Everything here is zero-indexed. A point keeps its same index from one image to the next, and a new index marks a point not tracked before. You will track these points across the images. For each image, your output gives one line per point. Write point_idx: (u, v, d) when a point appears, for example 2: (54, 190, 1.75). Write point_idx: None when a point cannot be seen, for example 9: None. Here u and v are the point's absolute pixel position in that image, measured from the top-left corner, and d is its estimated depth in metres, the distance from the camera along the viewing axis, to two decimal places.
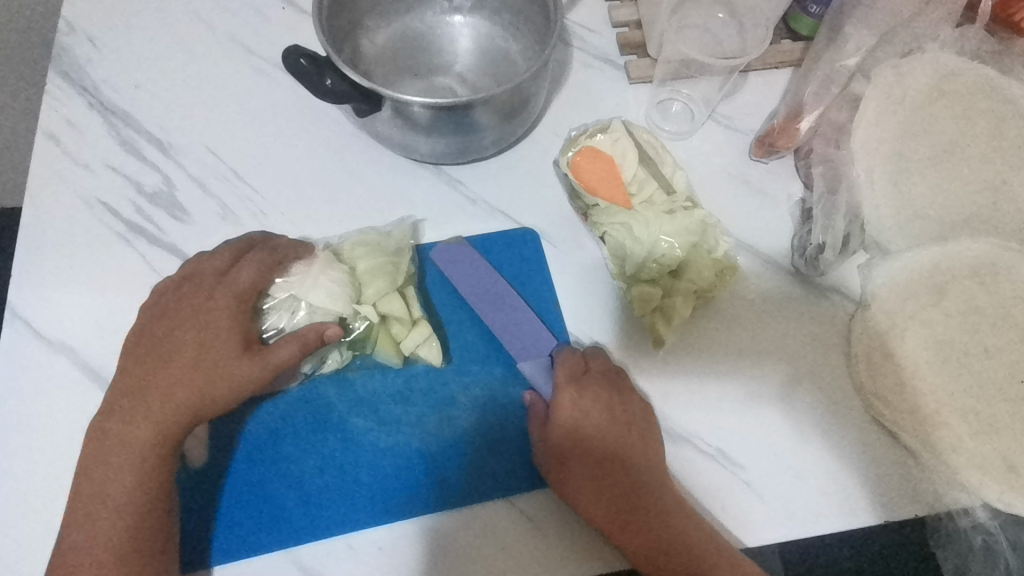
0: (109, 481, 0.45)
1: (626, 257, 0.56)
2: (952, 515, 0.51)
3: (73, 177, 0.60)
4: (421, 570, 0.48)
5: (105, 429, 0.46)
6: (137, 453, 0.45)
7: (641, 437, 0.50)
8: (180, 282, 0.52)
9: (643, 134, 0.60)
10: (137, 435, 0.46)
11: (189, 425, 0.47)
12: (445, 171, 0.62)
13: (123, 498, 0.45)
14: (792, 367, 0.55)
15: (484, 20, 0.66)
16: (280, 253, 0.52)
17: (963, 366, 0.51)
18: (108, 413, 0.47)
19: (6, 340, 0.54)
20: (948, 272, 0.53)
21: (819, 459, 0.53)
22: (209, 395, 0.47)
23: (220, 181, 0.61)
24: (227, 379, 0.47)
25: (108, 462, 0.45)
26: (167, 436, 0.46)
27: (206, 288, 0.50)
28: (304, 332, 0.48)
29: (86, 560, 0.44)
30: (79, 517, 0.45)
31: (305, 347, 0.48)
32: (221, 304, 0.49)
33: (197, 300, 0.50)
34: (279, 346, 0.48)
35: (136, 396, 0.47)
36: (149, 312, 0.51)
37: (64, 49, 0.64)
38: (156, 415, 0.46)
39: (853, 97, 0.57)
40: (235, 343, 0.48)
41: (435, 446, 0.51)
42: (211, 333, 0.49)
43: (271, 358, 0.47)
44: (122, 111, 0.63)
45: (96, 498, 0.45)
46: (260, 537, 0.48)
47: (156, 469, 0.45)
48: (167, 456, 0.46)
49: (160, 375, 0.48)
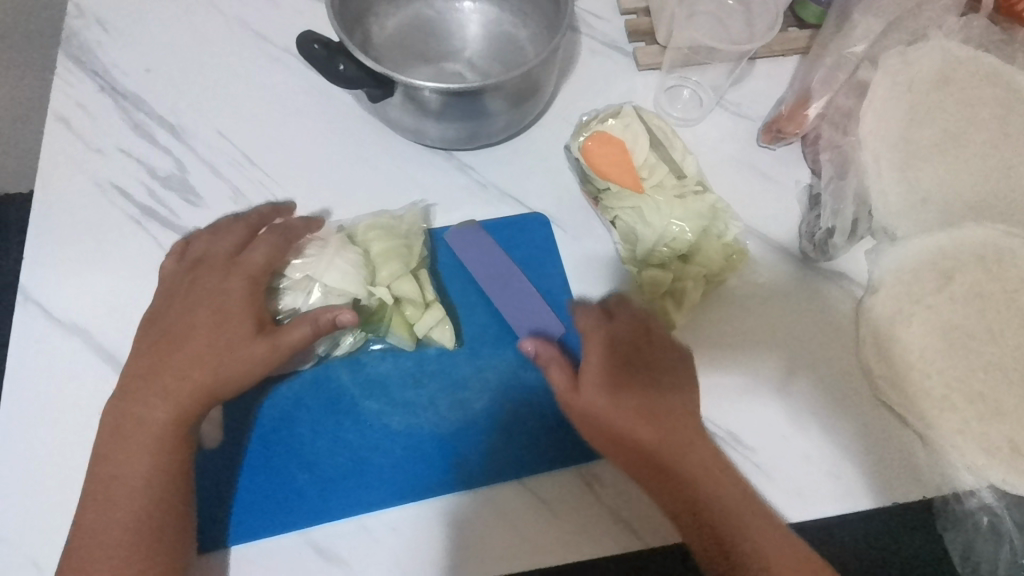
0: (127, 462, 0.45)
1: (637, 240, 0.57)
2: (958, 497, 0.52)
3: (86, 160, 0.60)
4: (437, 549, 0.48)
5: (123, 410, 0.47)
6: (154, 433, 0.45)
7: (661, 388, 0.50)
8: (192, 265, 0.52)
9: (653, 119, 0.61)
10: (154, 416, 0.46)
11: (207, 405, 0.47)
12: (455, 156, 0.62)
13: (141, 478, 0.45)
14: (801, 350, 0.56)
15: (494, 6, 0.66)
16: (294, 234, 0.53)
17: (968, 350, 0.52)
18: (125, 394, 0.47)
19: (20, 320, 0.54)
20: (959, 256, 0.54)
21: (826, 442, 0.53)
22: (227, 375, 0.47)
23: (231, 165, 0.61)
24: (244, 360, 0.47)
25: (126, 443, 0.45)
26: (186, 416, 0.46)
27: (220, 269, 0.51)
28: (316, 315, 0.48)
29: (106, 541, 0.44)
30: (97, 498, 0.45)
31: (316, 329, 0.48)
32: (235, 285, 0.50)
33: (212, 281, 0.50)
34: (291, 327, 0.48)
35: (151, 377, 0.47)
36: (164, 294, 0.51)
37: (73, 32, 0.64)
38: (173, 396, 0.46)
39: (859, 84, 0.58)
40: (250, 323, 0.48)
41: (447, 428, 0.51)
42: (224, 313, 0.49)
43: (284, 339, 0.48)
44: (133, 95, 0.63)
45: (113, 479, 0.45)
46: (274, 517, 0.48)
47: (175, 449, 0.46)
48: (184, 437, 0.46)
49: (175, 355, 0.48)
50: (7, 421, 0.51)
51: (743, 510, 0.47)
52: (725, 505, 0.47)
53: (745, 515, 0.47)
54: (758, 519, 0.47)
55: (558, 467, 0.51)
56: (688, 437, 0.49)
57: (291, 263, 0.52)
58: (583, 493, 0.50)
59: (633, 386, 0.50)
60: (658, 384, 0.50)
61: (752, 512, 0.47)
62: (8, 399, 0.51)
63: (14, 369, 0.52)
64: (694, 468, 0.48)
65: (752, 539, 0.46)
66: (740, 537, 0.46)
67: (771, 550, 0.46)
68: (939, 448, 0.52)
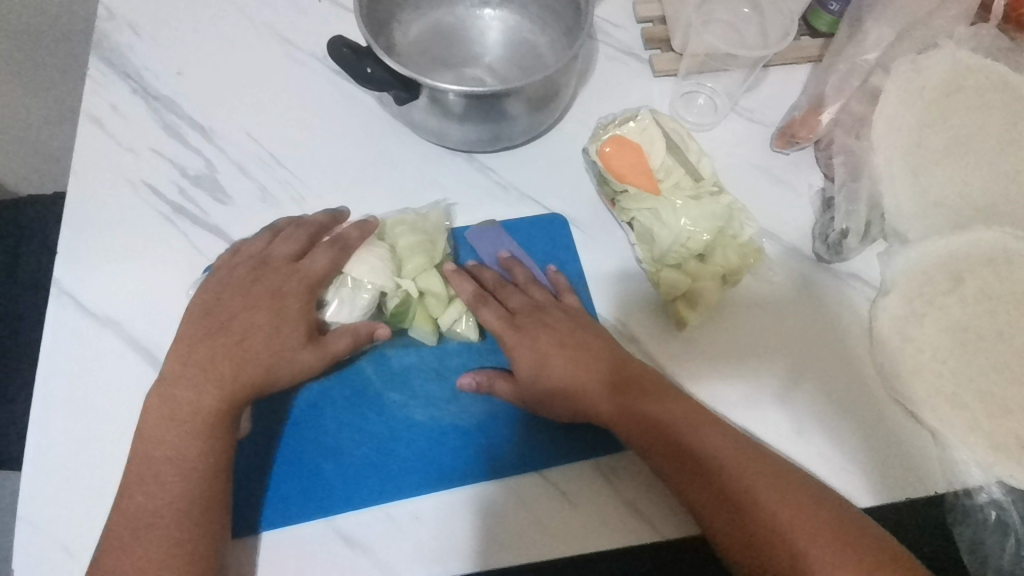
0: (176, 444, 0.47)
1: (654, 240, 0.58)
2: (969, 493, 0.52)
3: (118, 160, 0.62)
4: (461, 540, 0.49)
5: (173, 393, 0.48)
6: (203, 419, 0.47)
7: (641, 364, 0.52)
8: (254, 263, 0.54)
9: (669, 122, 0.62)
10: (207, 401, 0.48)
11: (251, 395, 0.49)
12: (476, 158, 0.64)
13: (190, 461, 0.46)
14: (816, 349, 0.57)
15: (514, 14, 0.68)
16: (347, 241, 0.55)
17: (977, 351, 0.53)
18: (174, 377, 0.49)
19: (54, 314, 0.55)
20: (969, 258, 0.55)
21: (839, 438, 0.54)
22: (276, 374, 0.50)
23: (259, 166, 0.63)
24: (291, 362, 0.50)
25: (176, 426, 0.47)
26: (230, 404, 0.48)
27: (280, 275, 0.53)
28: (358, 327, 0.52)
29: (150, 521, 0.44)
30: (144, 481, 0.46)
31: (357, 341, 0.52)
32: (297, 291, 0.53)
33: (276, 283, 0.53)
34: (335, 337, 0.51)
35: (207, 366, 0.49)
36: (221, 285, 0.53)
37: (105, 36, 0.66)
38: (225, 380, 0.49)
39: (873, 90, 0.60)
40: (301, 328, 0.51)
41: (469, 422, 0.53)
42: (284, 315, 0.52)
43: (327, 348, 0.51)
44: (164, 97, 0.65)
45: (161, 462, 0.46)
46: (302, 505, 0.50)
47: (221, 434, 0.47)
48: (229, 423, 0.48)
49: (231, 348, 0.50)
50: (43, 411, 0.52)
51: (726, 448, 0.47)
52: (713, 441, 0.47)
53: (733, 449, 0.47)
54: (771, 479, 0.45)
55: (580, 462, 0.52)
56: (658, 379, 0.52)
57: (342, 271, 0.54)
58: (605, 486, 0.51)
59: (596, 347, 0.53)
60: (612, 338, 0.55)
61: (735, 450, 0.47)
62: (43, 389, 0.53)
63: (49, 361, 0.54)
64: (667, 407, 0.49)
65: (737, 473, 0.46)
66: (753, 490, 0.45)
67: (758, 487, 0.45)
68: (948, 445, 0.52)
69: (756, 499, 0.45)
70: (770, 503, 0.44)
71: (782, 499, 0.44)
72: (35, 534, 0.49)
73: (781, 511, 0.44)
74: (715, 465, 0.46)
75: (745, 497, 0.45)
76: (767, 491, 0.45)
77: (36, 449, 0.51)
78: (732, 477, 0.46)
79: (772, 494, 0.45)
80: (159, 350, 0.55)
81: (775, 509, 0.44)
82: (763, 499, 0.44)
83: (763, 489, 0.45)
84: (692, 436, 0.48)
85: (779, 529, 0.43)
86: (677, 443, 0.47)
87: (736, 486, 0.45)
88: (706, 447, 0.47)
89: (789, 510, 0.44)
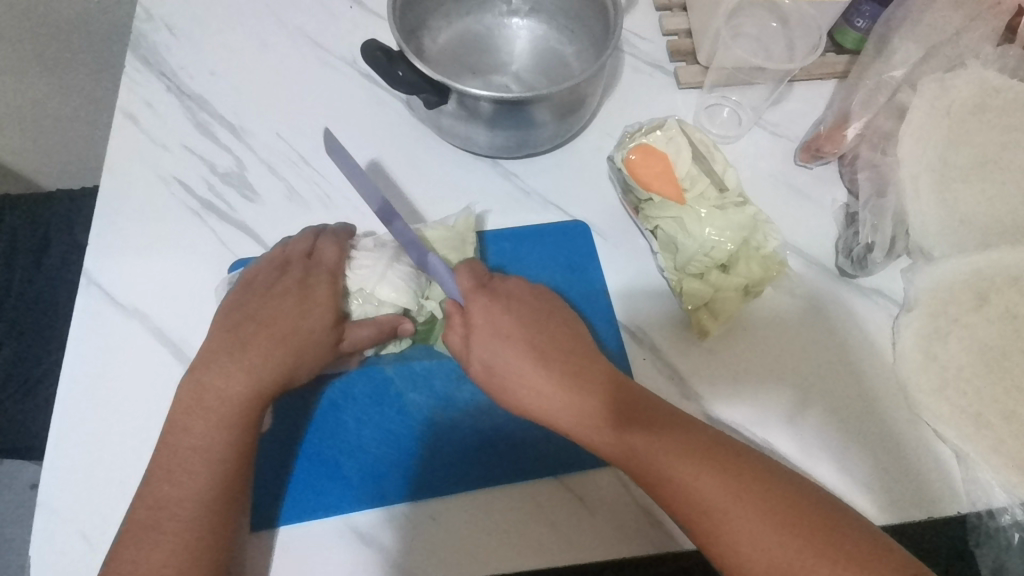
0: (205, 432, 0.46)
1: (677, 250, 0.58)
2: (991, 514, 0.51)
3: (151, 155, 0.63)
4: (475, 541, 0.49)
5: (202, 381, 0.48)
6: (231, 407, 0.47)
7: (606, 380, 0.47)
8: (274, 264, 0.54)
9: (696, 134, 0.62)
10: (235, 387, 0.48)
11: (279, 391, 0.49)
12: (501, 164, 0.65)
13: (218, 449, 0.46)
14: (838, 366, 0.56)
15: (542, 24, 0.69)
16: (350, 234, 0.57)
17: (1003, 371, 0.53)
18: (204, 364, 0.49)
19: (84, 305, 0.56)
20: (995, 277, 0.55)
21: (857, 455, 0.53)
22: (304, 359, 0.50)
23: (288, 165, 0.64)
24: (318, 346, 0.51)
25: (206, 413, 0.47)
26: (262, 395, 0.48)
27: (294, 270, 0.54)
28: (383, 320, 0.53)
29: (177, 512, 0.44)
30: (170, 469, 0.45)
31: (380, 332, 0.53)
32: (319, 283, 0.53)
33: (297, 277, 0.53)
34: (360, 325, 0.53)
35: (236, 355, 0.49)
36: (248, 287, 0.53)
37: (142, 36, 0.68)
38: (252, 368, 0.49)
39: (899, 107, 0.60)
40: (326, 315, 0.52)
41: (488, 424, 0.53)
42: (308, 304, 0.52)
43: (350, 336, 0.52)
44: (198, 96, 0.66)
45: (187, 450, 0.46)
46: (323, 499, 0.50)
47: (249, 423, 0.48)
48: (257, 413, 0.48)
49: (260, 338, 0.50)
50: (68, 400, 0.53)
51: (729, 495, 0.40)
52: (683, 477, 0.41)
53: (698, 480, 0.41)
54: (735, 510, 0.40)
55: (596, 467, 0.51)
56: (627, 395, 0.46)
57: (348, 275, 0.55)
58: (622, 494, 0.51)
59: (554, 341, 0.49)
60: (581, 342, 0.50)
61: (717, 471, 0.41)
62: (70, 377, 0.54)
63: (78, 349, 0.55)
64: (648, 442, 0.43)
65: (718, 499, 0.40)
66: (718, 523, 0.40)
67: (745, 528, 0.39)
68: (972, 465, 0.52)
69: (725, 532, 0.39)
70: (738, 537, 0.39)
71: (776, 533, 0.38)
72: (55, 523, 0.49)
73: (773, 552, 0.38)
74: (685, 507, 0.41)
75: (714, 524, 0.40)
76: (735, 526, 0.39)
77: (61, 440, 0.52)
78: (705, 510, 0.40)
79: (765, 530, 0.39)
80: (185, 343, 0.56)
81: (743, 542, 0.39)
82: (744, 532, 0.39)
83: (743, 515, 0.39)
84: (711, 501, 0.40)
85: (774, 571, 0.38)
86: (655, 477, 0.42)
87: (712, 523, 0.40)
88: (687, 487, 0.41)
89: (800, 555, 0.38)
